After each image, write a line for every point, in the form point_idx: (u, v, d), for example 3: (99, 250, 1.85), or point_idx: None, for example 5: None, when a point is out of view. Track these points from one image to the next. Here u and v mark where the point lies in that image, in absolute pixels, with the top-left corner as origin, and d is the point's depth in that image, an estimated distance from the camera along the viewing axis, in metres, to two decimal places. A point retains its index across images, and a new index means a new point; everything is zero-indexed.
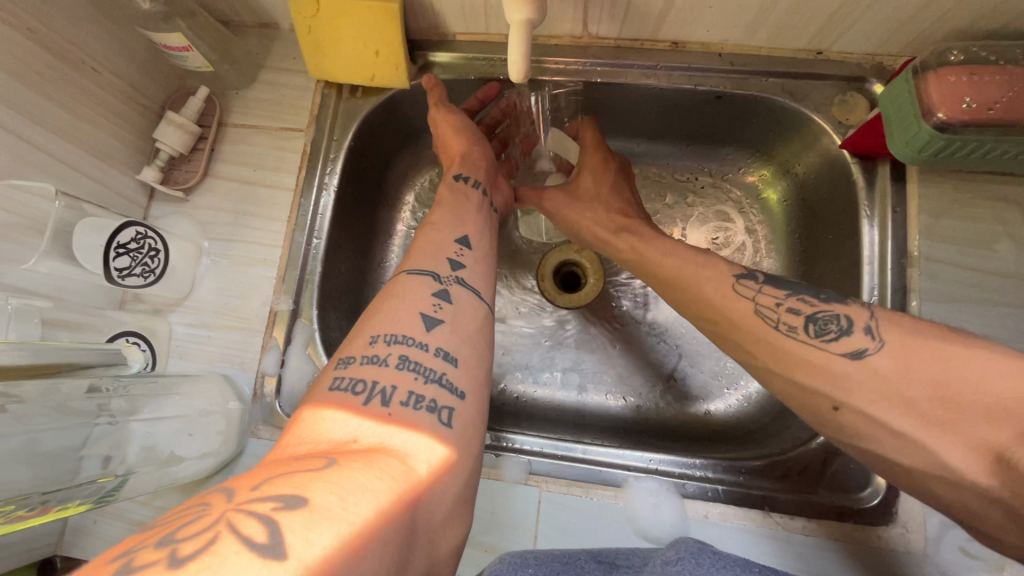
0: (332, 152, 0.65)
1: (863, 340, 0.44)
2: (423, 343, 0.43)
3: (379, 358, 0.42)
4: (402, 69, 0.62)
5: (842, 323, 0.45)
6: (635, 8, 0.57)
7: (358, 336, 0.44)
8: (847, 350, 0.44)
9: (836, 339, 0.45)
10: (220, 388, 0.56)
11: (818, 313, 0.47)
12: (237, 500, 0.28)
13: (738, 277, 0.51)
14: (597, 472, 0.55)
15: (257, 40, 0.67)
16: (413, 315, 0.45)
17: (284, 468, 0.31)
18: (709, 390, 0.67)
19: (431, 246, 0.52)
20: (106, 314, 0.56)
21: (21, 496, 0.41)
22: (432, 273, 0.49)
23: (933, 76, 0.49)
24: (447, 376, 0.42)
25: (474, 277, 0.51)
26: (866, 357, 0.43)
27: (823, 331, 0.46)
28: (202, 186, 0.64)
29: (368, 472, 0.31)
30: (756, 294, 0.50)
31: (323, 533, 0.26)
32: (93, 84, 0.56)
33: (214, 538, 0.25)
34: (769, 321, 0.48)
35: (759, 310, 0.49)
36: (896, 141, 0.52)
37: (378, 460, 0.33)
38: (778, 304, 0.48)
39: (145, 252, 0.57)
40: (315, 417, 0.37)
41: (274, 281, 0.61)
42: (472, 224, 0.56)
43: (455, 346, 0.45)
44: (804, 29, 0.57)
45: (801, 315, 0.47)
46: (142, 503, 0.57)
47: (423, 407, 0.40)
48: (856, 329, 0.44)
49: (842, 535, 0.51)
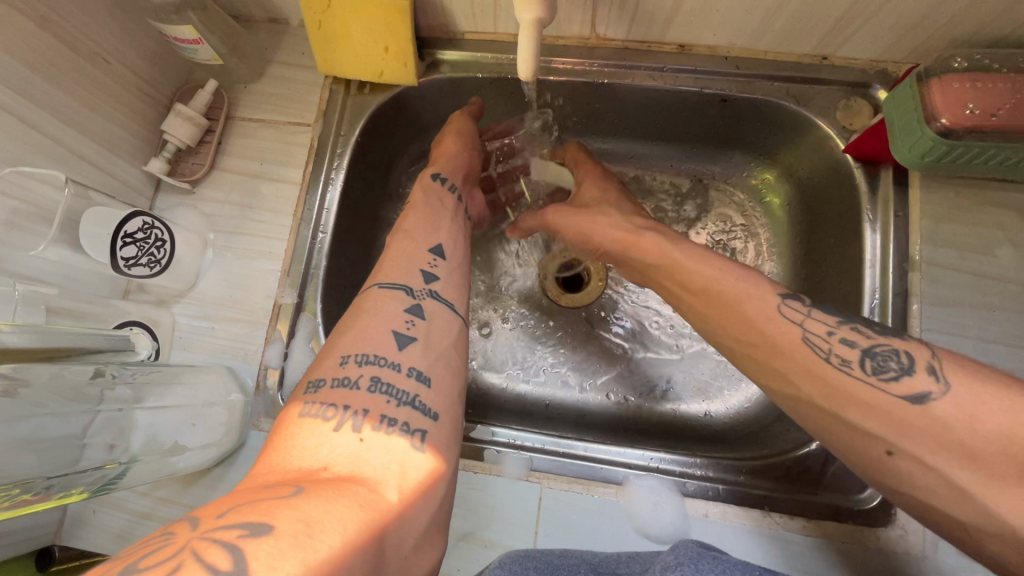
0: (339, 147, 0.65)
1: (927, 383, 0.41)
2: (396, 363, 0.44)
3: (350, 380, 0.42)
4: (410, 67, 0.62)
5: (903, 361, 0.43)
6: (643, 10, 0.57)
7: (330, 355, 0.44)
8: (910, 394, 0.41)
9: (895, 379, 0.42)
10: (223, 380, 0.57)
11: (875, 348, 0.45)
12: (203, 528, 0.29)
13: (783, 298, 0.49)
14: (597, 470, 0.56)
15: (267, 35, 0.68)
16: (385, 334, 0.45)
17: (250, 497, 0.32)
18: (708, 390, 0.67)
19: (405, 258, 0.52)
20: (111, 304, 0.56)
21: (26, 480, 0.41)
22: (404, 287, 0.49)
23: (937, 83, 0.50)
24: (420, 399, 0.42)
25: (448, 290, 0.51)
26: (929, 402, 0.40)
27: (880, 367, 0.44)
28: (208, 178, 0.65)
29: (336, 500, 0.32)
30: (804, 318, 0.48)
31: (287, 561, 0.27)
32: (102, 74, 0.56)
33: (177, 567, 0.26)
34: (820, 354, 0.46)
35: (807, 338, 0.47)
36: (899, 147, 0.53)
37: (347, 486, 0.34)
38: (830, 333, 0.47)
39: (152, 243, 0.57)
40: (287, 444, 0.38)
41: (278, 274, 0.62)
42: (447, 232, 0.56)
43: (428, 366, 0.45)
44: (810, 34, 0.57)
45: (856, 349, 0.45)
46: (142, 493, 0.57)
47: (395, 430, 0.40)
48: (918, 369, 0.42)
49: (841, 535, 0.52)
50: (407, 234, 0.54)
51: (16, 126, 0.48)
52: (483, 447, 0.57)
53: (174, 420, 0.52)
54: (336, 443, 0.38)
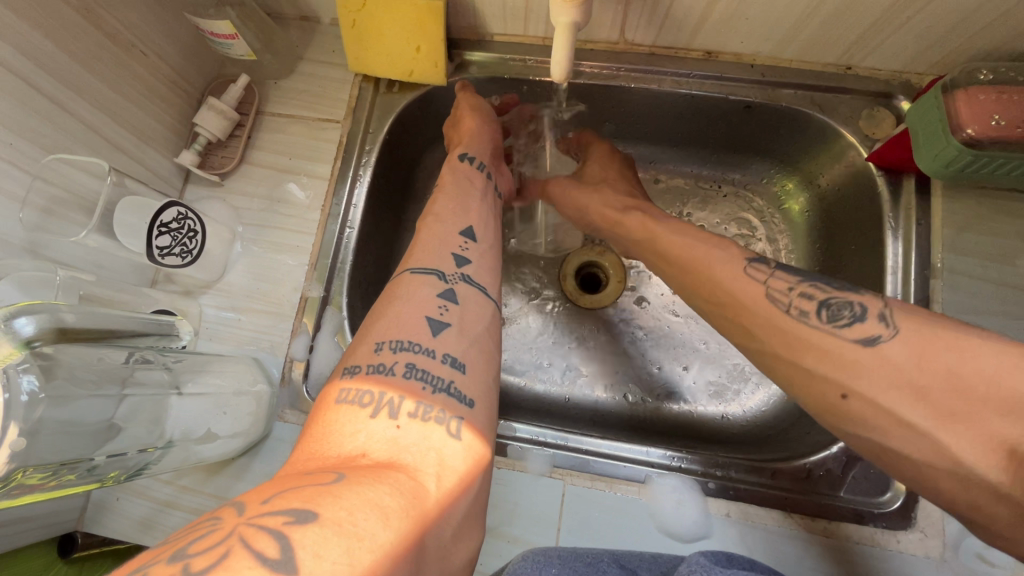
0: (367, 144, 0.66)
1: (876, 328, 0.44)
2: (430, 349, 0.44)
3: (385, 366, 0.42)
4: (441, 67, 0.64)
5: (855, 309, 0.45)
6: (673, 17, 0.58)
7: (364, 343, 0.45)
8: (862, 337, 0.44)
9: (848, 325, 0.45)
10: (250, 370, 0.57)
11: (830, 299, 0.47)
12: (248, 513, 0.29)
13: (749, 261, 0.52)
14: (620, 468, 0.56)
15: (299, 33, 0.69)
16: (418, 320, 0.46)
17: (293, 483, 0.32)
18: (724, 393, 0.68)
19: (437, 241, 0.52)
20: (141, 292, 0.57)
21: (76, 460, 0.42)
22: (436, 272, 0.50)
23: (963, 93, 0.51)
24: (455, 385, 0.43)
25: (480, 274, 0.52)
26: (879, 344, 0.43)
27: (835, 317, 0.46)
28: (237, 172, 0.65)
29: (377, 488, 0.32)
30: (767, 278, 0.50)
31: (334, 549, 0.27)
32: (139, 65, 0.57)
33: (227, 552, 0.26)
34: (781, 307, 0.48)
35: (770, 294, 0.49)
36: (924, 155, 0.54)
37: (387, 474, 0.34)
38: (790, 288, 0.49)
39: (185, 233, 0.58)
40: (325, 431, 0.38)
41: (306, 268, 0.62)
42: (475, 214, 0.56)
43: (463, 352, 0.45)
44: (836, 44, 0.58)
45: (814, 300, 0.47)
46: (165, 482, 0.57)
47: (432, 417, 0.40)
48: (869, 317, 0.45)
49: (861, 538, 0.52)
50: (437, 218, 0.55)
51: (57, 114, 0.49)
52: (506, 442, 0.57)
53: (206, 409, 0.52)
54: (374, 431, 0.38)
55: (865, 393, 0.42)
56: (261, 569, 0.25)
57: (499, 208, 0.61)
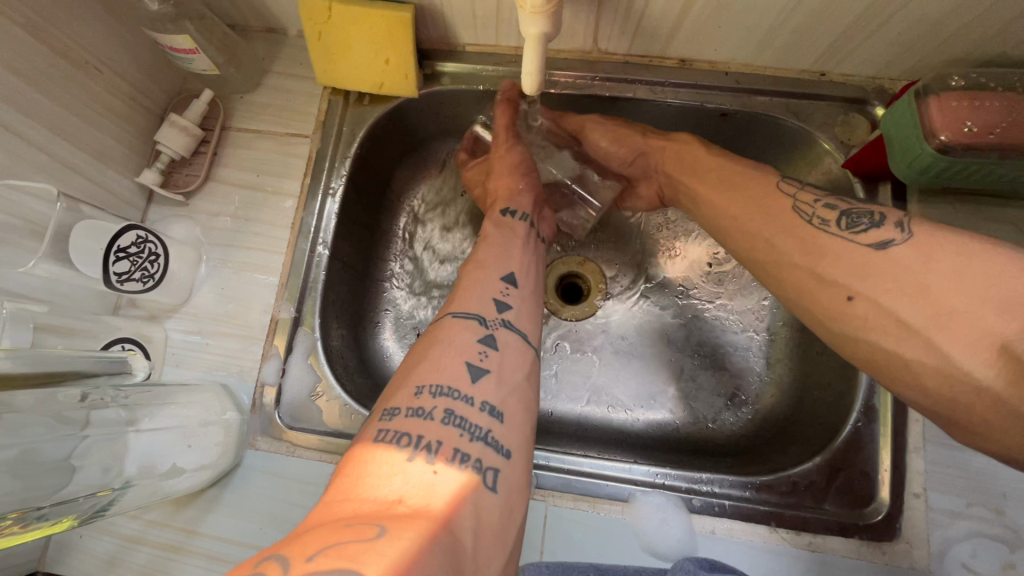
0: (337, 159, 0.64)
1: (890, 232, 0.43)
2: (469, 396, 0.43)
3: (425, 410, 0.41)
4: (411, 79, 0.62)
5: (874, 217, 0.45)
6: (646, 25, 0.57)
7: (404, 384, 0.44)
8: (875, 241, 0.43)
9: (864, 231, 0.44)
10: (218, 398, 0.55)
11: (852, 209, 0.47)
12: None
13: (782, 177, 0.51)
14: (604, 486, 0.55)
15: (264, 45, 0.67)
16: (459, 365, 0.44)
17: (333, 537, 0.30)
18: (709, 405, 0.67)
19: (478, 286, 0.51)
20: (101, 320, 0.54)
21: (20, 510, 0.41)
22: (477, 316, 0.49)
23: (936, 100, 0.50)
24: (492, 434, 0.41)
25: (520, 319, 0.50)
26: (891, 247, 0.42)
27: (854, 224, 0.45)
28: (202, 190, 0.63)
29: (418, 550, 0.30)
30: (797, 192, 0.50)
31: None
32: (94, 83, 0.55)
33: None
34: (804, 216, 0.47)
35: (795, 206, 0.48)
36: (898, 162, 0.54)
37: (426, 532, 0.32)
38: (816, 202, 0.48)
39: (145, 257, 0.55)
40: (359, 475, 0.37)
41: (275, 288, 0.60)
42: (518, 259, 0.55)
43: (501, 400, 0.44)
44: (810, 49, 0.58)
45: (835, 210, 0.47)
46: (132, 516, 0.54)
47: (468, 467, 0.39)
48: (886, 224, 0.44)
49: (848, 551, 0.52)
50: (479, 264, 0.54)
51: (6, 139, 0.47)
52: None
53: (169, 440, 0.51)
54: (410, 478, 0.36)
55: (866, 290, 0.41)
56: None
57: (539, 252, 0.59)
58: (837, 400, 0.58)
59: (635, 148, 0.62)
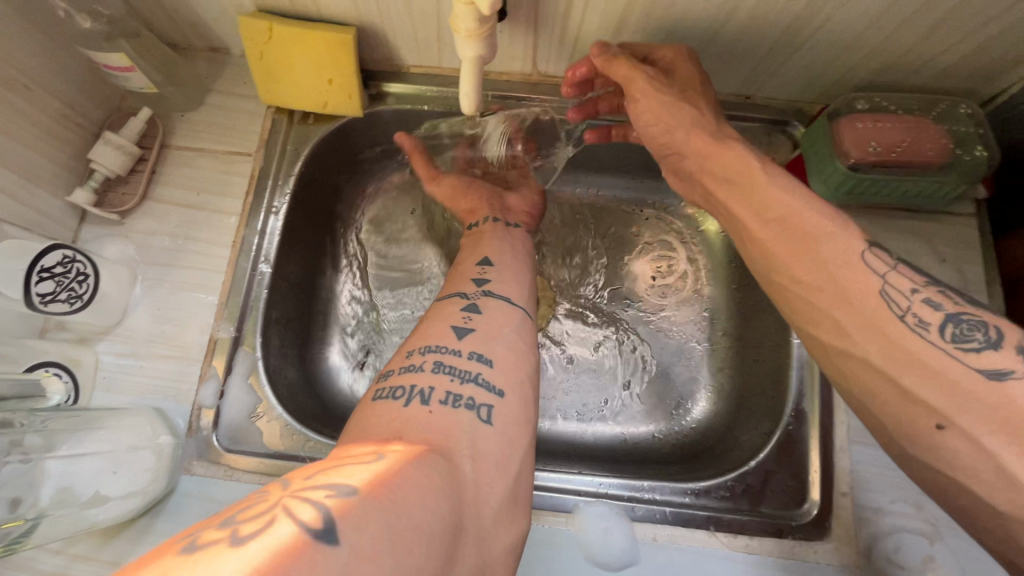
0: (281, 178, 0.64)
1: (1012, 361, 0.37)
2: (457, 349, 0.43)
3: (415, 365, 0.42)
4: (355, 98, 0.63)
5: (990, 333, 0.38)
6: (581, 50, 0.60)
7: (398, 353, 0.45)
8: (988, 367, 0.37)
9: (977, 350, 0.38)
10: (150, 422, 0.53)
11: (962, 314, 0.39)
12: (292, 487, 0.29)
13: (869, 244, 0.44)
14: (549, 498, 0.55)
15: (207, 64, 0.67)
16: (443, 329, 0.45)
17: (336, 462, 0.32)
18: (655, 414, 0.68)
19: (453, 277, 0.54)
20: (25, 344, 0.52)
21: None
22: (459, 292, 0.50)
23: (844, 122, 0.55)
24: (483, 376, 0.42)
25: (500, 287, 0.51)
26: (1007, 379, 0.36)
27: (963, 335, 0.38)
28: (140, 209, 0.62)
29: (415, 469, 0.31)
30: (887, 271, 0.42)
31: (376, 523, 0.26)
32: (23, 99, 0.53)
33: (270, 520, 0.26)
34: (897, 308, 0.40)
35: (886, 290, 0.41)
36: (817, 180, 0.59)
37: (424, 457, 0.33)
38: (914, 291, 0.41)
39: (73, 277, 0.53)
40: (360, 422, 0.38)
41: (215, 307, 0.59)
42: (489, 247, 0.58)
43: (491, 350, 0.44)
44: (733, 75, 0.62)
45: (940, 311, 0.40)
46: (53, 552, 0.51)
47: (463, 403, 0.39)
48: (1006, 346, 0.37)
49: (783, 552, 0.53)
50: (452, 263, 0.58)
51: None
52: None
53: (94, 468, 0.48)
54: (407, 416, 0.37)
55: None
56: (302, 534, 0.25)
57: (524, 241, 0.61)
58: (771, 405, 0.60)
59: (672, 130, 0.52)
